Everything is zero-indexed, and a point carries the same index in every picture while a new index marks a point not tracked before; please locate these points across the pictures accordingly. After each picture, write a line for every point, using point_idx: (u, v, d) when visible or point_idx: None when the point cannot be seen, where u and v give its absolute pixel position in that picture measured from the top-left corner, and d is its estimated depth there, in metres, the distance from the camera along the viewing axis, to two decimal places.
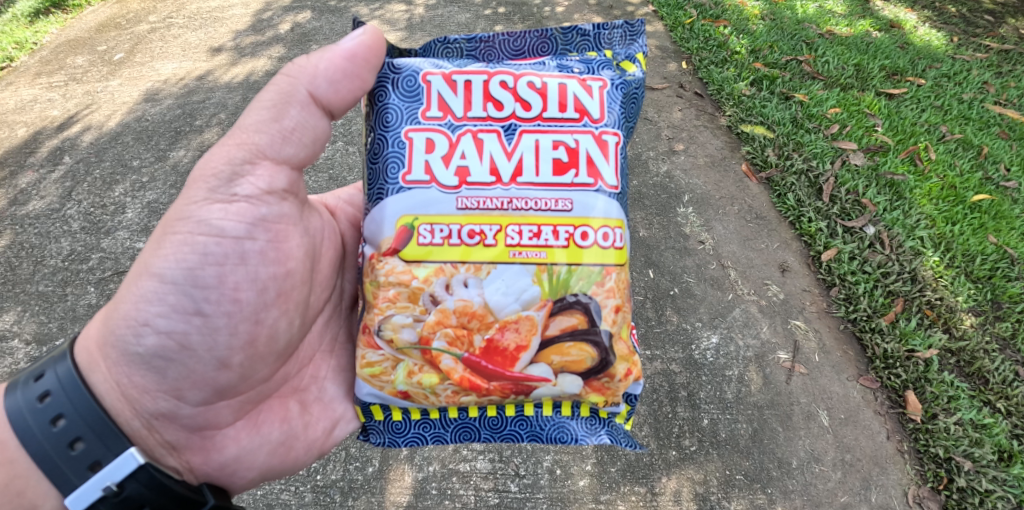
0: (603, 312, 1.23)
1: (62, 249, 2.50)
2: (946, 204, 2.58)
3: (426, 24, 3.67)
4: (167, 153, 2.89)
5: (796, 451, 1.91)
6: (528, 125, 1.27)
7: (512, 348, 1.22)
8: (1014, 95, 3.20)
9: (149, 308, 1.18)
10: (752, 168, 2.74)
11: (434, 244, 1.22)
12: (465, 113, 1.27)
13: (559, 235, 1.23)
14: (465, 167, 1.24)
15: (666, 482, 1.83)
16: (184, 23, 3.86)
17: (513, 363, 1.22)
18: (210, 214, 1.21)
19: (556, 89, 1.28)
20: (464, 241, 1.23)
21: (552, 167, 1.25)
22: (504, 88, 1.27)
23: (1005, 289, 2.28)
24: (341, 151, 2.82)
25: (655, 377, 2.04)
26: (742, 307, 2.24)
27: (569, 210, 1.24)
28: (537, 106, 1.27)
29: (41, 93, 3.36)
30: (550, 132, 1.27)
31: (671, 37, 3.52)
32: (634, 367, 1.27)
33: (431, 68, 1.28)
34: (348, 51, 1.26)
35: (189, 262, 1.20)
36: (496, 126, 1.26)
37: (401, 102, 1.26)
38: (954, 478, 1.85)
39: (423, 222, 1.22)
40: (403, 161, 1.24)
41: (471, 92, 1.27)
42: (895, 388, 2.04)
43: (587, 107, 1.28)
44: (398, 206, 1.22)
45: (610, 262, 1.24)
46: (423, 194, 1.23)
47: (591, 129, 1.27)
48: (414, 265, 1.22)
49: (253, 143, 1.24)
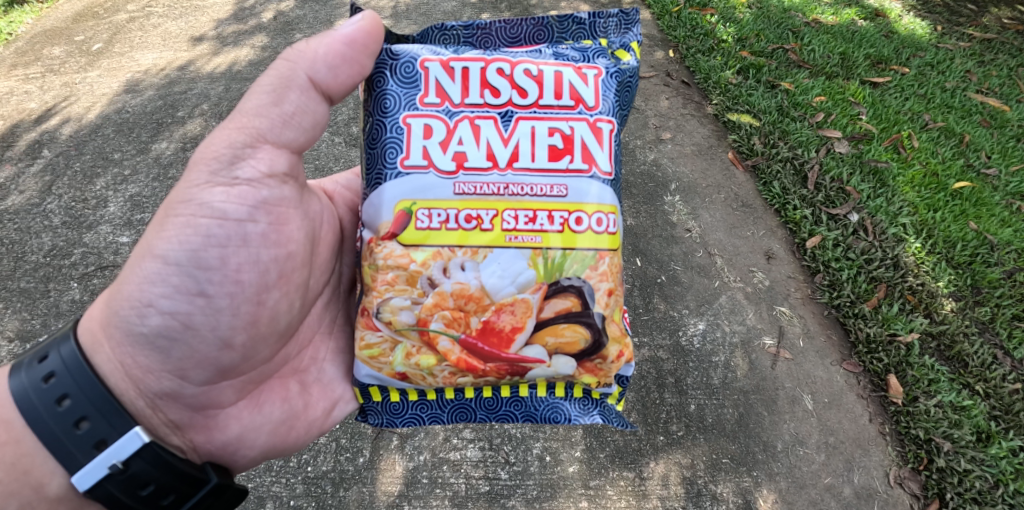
0: (597, 295, 1.24)
1: (43, 245, 2.46)
2: (929, 191, 2.62)
3: (412, 12, 3.62)
4: (149, 145, 2.84)
5: (781, 435, 1.94)
6: (524, 112, 1.26)
7: (506, 330, 1.23)
8: (996, 84, 3.24)
9: (153, 289, 1.17)
10: (738, 156, 2.76)
11: (432, 228, 1.22)
12: (462, 100, 1.26)
13: (554, 220, 1.23)
14: (463, 153, 1.24)
15: (654, 466, 1.85)
16: (164, 12, 3.78)
17: (508, 344, 1.22)
18: (210, 194, 1.20)
19: (552, 77, 1.27)
20: (461, 225, 1.23)
21: (547, 153, 1.25)
22: (500, 75, 1.26)
23: (985, 274, 2.33)
24: (327, 141, 2.80)
25: (643, 364, 2.06)
26: (728, 294, 2.27)
27: (564, 195, 1.24)
28: (533, 93, 1.26)
29: (16, 85, 3.27)
30: (546, 119, 1.26)
31: (658, 26, 3.51)
32: (626, 349, 1.28)
33: (429, 54, 1.27)
34: (347, 36, 1.24)
35: (192, 244, 1.18)
36: (492, 113, 1.26)
37: (399, 88, 1.25)
38: (934, 459, 1.89)
39: (420, 206, 1.22)
40: (401, 146, 1.23)
41: (469, 80, 1.26)
42: (877, 372, 2.09)
43: (582, 95, 1.27)
44: (395, 190, 1.22)
45: (604, 246, 1.25)
46: (421, 179, 1.22)
47: (586, 116, 1.27)
48: (412, 249, 1.22)
49: (253, 127, 1.23)
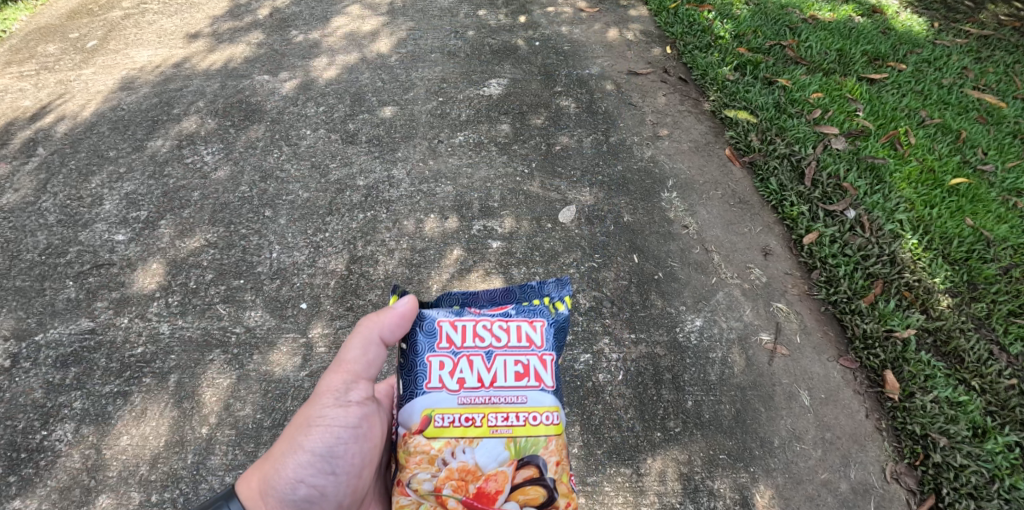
0: (549, 464, 1.19)
1: (37, 243, 2.45)
2: (925, 188, 2.62)
3: (408, 9, 3.61)
4: (144, 143, 2.83)
5: (777, 431, 1.94)
6: (500, 349, 1.30)
7: (492, 490, 1.17)
8: (992, 81, 3.24)
9: (304, 469, 1.24)
10: (735, 153, 2.76)
11: (447, 424, 1.22)
12: (460, 343, 1.30)
13: (518, 416, 1.23)
14: (461, 376, 1.26)
15: (651, 463, 1.85)
16: (159, 9, 3.75)
17: (493, 502, 1.16)
18: (325, 414, 1.27)
19: (513, 330, 1.32)
20: (462, 420, 1.22)
21: (512, 374, 1.27)
22: (478, 337, 1.31)
23: (981, 270, 2.34)
24: (323, 139, 2.80)
25: (640, 360, 2.07)
26: (725, 291, 2.27)
27: (525, 400, 1.25)
28: (500, 340, 1.31)
29: (11, 83, 3.25)
30: (512, 352, 1.30)
31: (655, 23, 3.51)
32: (575, 501, 1.21)
33: (440, 315, 1.34)
34: (400, 315, 1.32)
35: (333, 436, 1.26)
36: (475, 350, 1.29)
37: (417, 341, 1.30)
38: (930, 454, 1.90)
39: (434, 410, 1.23)
40: (423, 374, 1.26)
41: (457, 338, 1.31)
42: (874, 368, 2.10)
43: (531, 336, 1.32)
44: (419, 407, 1.23)
45: (549, 431, 1.22)
46: (433, 387, 1.24)
47: (535, 350, 1.30)
48: (432, 438, 1.20)
49: (350, 369, 1.33)
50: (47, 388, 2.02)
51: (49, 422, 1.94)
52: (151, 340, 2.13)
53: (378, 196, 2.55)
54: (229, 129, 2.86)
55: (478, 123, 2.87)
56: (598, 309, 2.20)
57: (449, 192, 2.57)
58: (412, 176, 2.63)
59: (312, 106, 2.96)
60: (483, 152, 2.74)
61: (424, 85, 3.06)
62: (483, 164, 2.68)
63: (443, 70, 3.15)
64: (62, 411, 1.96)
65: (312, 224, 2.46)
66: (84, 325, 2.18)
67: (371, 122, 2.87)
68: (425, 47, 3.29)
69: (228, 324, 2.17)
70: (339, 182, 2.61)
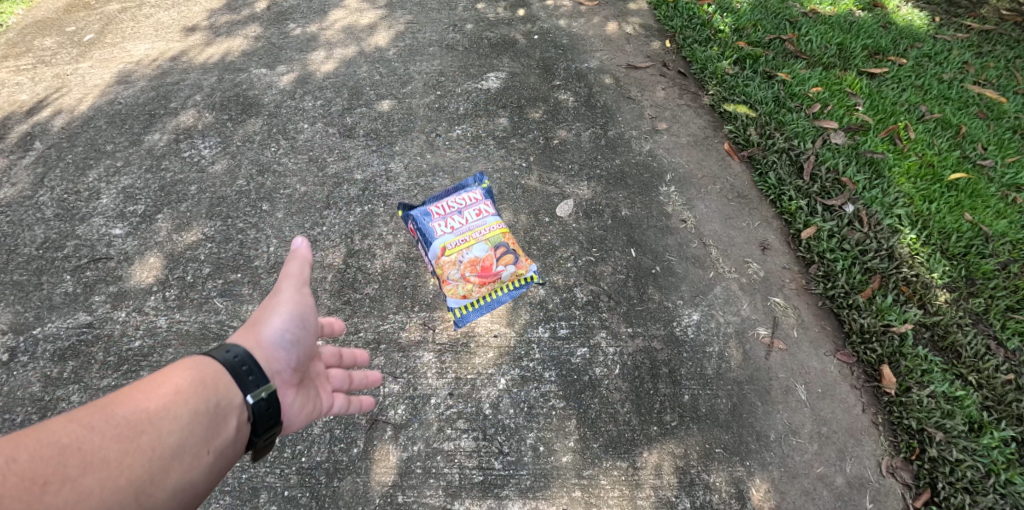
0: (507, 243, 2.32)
1: (35, 237, 2.44)
2: (924, 183, 2.62)
3: (407, 2, 3.59)
4: (142, 137, 2.82)
5: (774, 425, 1.95)
6: (461, 194, 2.45)
7: (484, 261, 2.27)
8: (993, 76, 3.23)
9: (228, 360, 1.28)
10: (734, 147, 2.75)
11: (447, 237, 2.32)
12: (439, 204, 2.42)
13: (479, 214, 2.40)
14: (444, 212, 2.39)
15: (647, 456, 1.86)
16: (156, 2, 3.73)
17: (488, 270, 2.26)
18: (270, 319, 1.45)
19: (467, 199, 2.44)
20: (456, 233, 2.34)
21: (468, 199, 2.44)
22: (448, 200, 2.43)
23: (979, 266, 2.34)
24: (321, 133, 2.79)
25: (637, 354, 2.07)
26: (722, 285, 2.27)
27: (477, 200, 2.44)
28: (460, 195, 2.45)
29: (7, 77, 3.24)
30: (465, 194, 2.46)
31: (655, 16, 3.49)
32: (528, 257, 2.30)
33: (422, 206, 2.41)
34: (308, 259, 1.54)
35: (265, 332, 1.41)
36: (447, 199, 2.44)
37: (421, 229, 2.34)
38: (926, 448, 1.91)
39: (440, 236, 2.32)
40: (425, 225, 2.34)
41: (439, 209, 2.40)
42: (871, 363, 2.10)
43: (473, 182, 2.51)
44: (436, 243, 2.29)
45: (494, 220, 2.40)
46: (432, 224, 2.35)
47: (477, 187, 2.49)
48: (446, 253, 2.28)
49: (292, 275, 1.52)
50: (45, 381, 2.02)
51: (47, 415, 1.94)
52: (148, 334, 2.13)
53: (376, 190, 2.55)
54: (226, 123, 2.85)
55: (477, 117, 2.85)
56: (595, 303, 2.20)
57: (447, 186, 2.56)
58: (409, 170, 2.62)
59: (310, 99, 2.95)
60: (481, 146, 2.73)
61: (422, 79, 3.04)
62: (481, 158, 2.67)
63: (441, 63, 3.13)
64: (60, 405, 1.96)
65: (309, 218, 2.46)
66: (82, 319, 2.18)
67: (369, 116, 2.86)
68: (423, 41, 3.28)
69: (225, 318, 2.17)
70: (336, 176, 2.61)
